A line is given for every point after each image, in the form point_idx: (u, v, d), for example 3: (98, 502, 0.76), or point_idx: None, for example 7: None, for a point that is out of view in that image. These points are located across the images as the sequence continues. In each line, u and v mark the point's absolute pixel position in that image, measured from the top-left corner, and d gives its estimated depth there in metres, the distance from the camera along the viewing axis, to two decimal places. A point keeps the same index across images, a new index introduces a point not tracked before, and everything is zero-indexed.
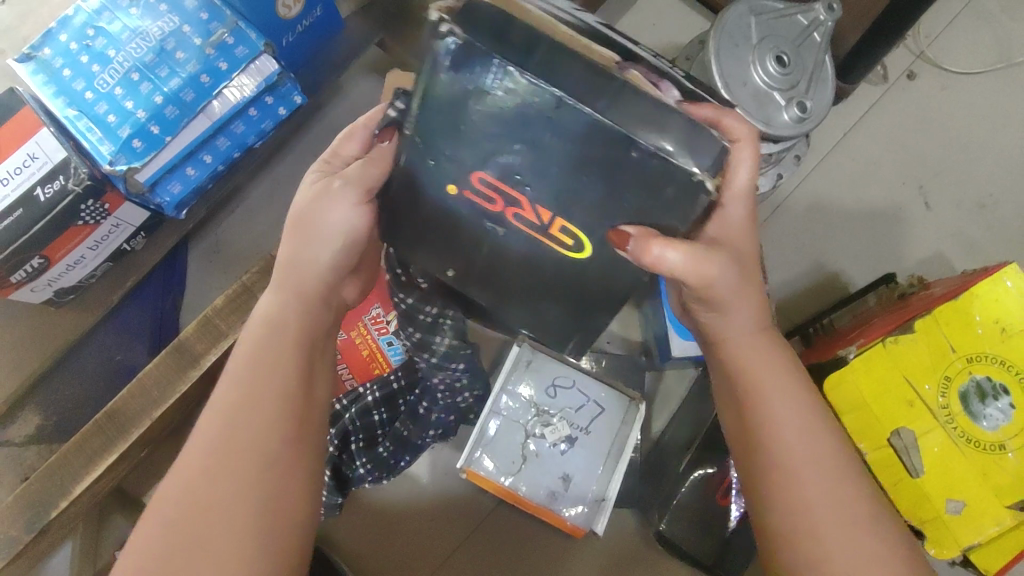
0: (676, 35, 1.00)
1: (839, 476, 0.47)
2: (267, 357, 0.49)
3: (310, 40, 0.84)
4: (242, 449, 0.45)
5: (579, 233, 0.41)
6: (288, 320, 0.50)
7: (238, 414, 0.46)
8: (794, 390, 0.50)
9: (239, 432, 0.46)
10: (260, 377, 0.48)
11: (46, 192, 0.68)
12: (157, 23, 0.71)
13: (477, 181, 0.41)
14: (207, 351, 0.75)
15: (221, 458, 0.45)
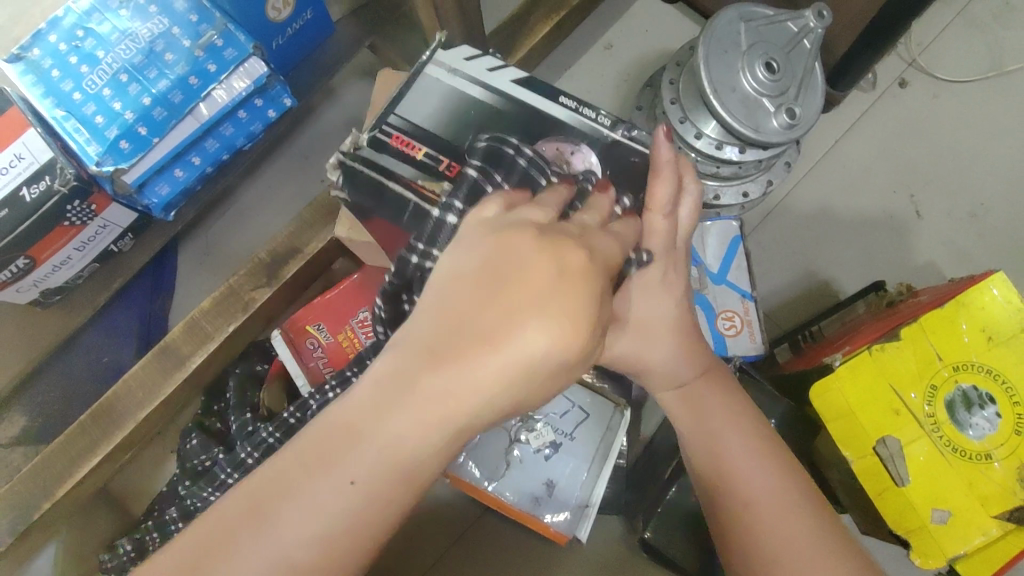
0: (669, 40, 1.00)
1: (790, 508, 0.49)
2: (458, 365, 0.32)
3: (300, 42, 0.84)
4: (322, 508, 0.32)
5: None
6: (427, 332, 0.34)
7: (351, 452, 0.32)
8: (746, 432, 0.53)
9: (300, 458, 0.33)
10: (443, 385, 0.33)
11: (31, 192, 0.68)
12: (146, 24, 0.71)
13: None
14: (193, 354, 0.75)
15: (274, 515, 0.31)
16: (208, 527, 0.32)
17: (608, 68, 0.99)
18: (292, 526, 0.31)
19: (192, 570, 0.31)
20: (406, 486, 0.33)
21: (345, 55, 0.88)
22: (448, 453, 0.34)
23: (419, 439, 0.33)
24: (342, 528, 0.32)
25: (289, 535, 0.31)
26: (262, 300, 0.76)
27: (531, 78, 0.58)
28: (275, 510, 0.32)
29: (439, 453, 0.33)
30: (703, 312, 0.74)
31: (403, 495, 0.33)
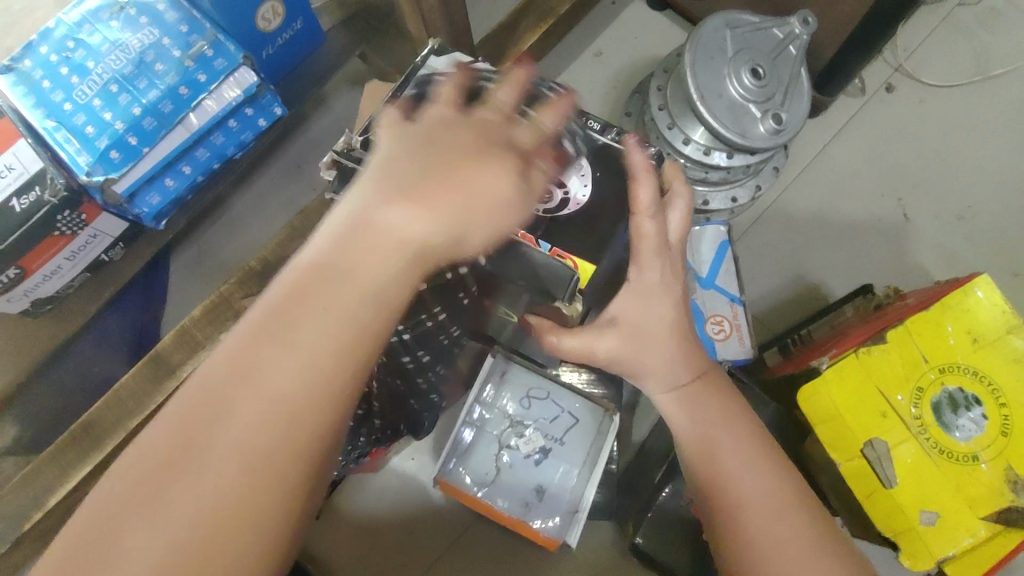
0: (658, 47, 1.01)
1: (781, 505, 0.49)
2: (305, 319, 0.35)
3: (291, 52, 0.85)
4: (293, 353, 0.34)
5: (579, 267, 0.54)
6: (301, 316, 0.35)
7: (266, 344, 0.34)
8: (738, 427, 0.53)
9: (264, 337, 0.35)
10: (291, 329, 0.34)
11: (21, 203, 0.68)
12: (137, 35, 0.71)
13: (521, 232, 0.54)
14: (184, 362, 0.75)
15: (238, 391, 0.33)
16: (189, 412, 0.33)
17: (597, 75, 1.00)
18: (269, 389, 0.34)
19: (171, 463, 0.32)
20: (255, 457, 0.33)
21: (336, 64, 0.89)
22: (391, 301, 0.37)
23: (344, 310, 0.35)
24: (308, 395, 0.34)
25: (246, 406, 0.33)
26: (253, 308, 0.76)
27: (519, 86, 0.59)
28: (229, 406, 0.33)
29: (306, 407, 0.34)
30: (693, 317, 0.74)
31: (335, 369, 0.35)
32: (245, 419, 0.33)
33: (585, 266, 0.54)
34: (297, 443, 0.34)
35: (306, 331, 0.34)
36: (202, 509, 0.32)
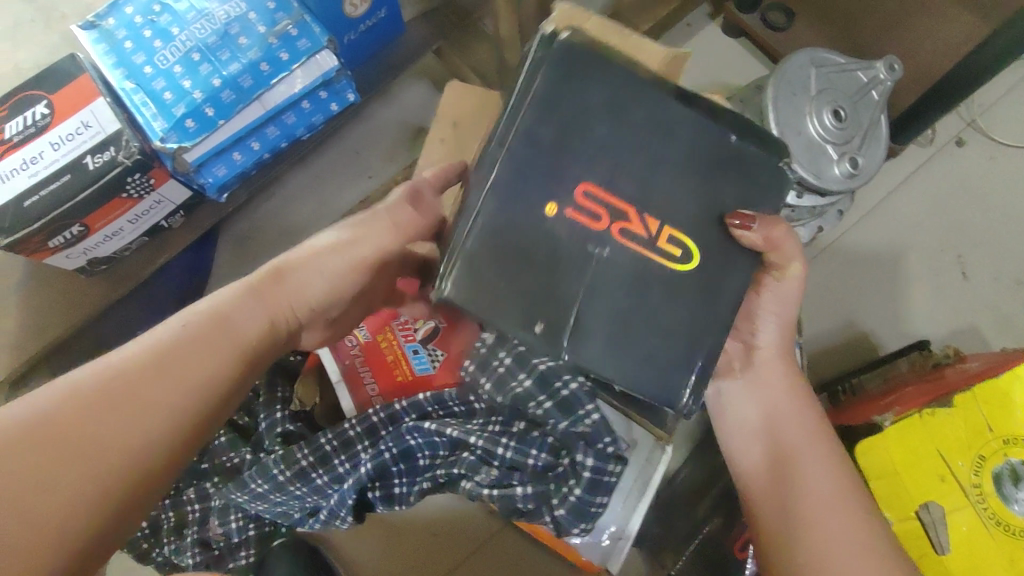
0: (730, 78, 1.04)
1: (844, 520, 0.50)
2: (193, 361, 0.43)
3: (371, 40, 0.83)
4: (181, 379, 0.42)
5: (686, 244, 0.45)
6: (190, 332, 0.44)
7: (179, 364, 0.43)
8: (819, 446, 0.54)
9: (194, 333, 0.44)
10: (192, 357, 0.43)
11: (95, 160, 0.68)
12: (223, 7, 0.73)
13: (589, 199, 0.43)
14: None
15: (136, 407, 0.40)
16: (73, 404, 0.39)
17: None
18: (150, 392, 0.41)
19: (69, 433, 0.38)
20: (138, 445, 0.40)
21: (411, 57, 0.87)
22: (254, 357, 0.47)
23: (253, 320, 0.47)
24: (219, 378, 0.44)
25: (140, 390, 0.41)
26: None
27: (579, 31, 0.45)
28: (121, 412, 0.40)
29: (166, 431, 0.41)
30: None
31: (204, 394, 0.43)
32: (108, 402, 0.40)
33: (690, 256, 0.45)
34: (139, 456, 0.40)
35: (194, 374, 0.43)
36: (48, 465, 0.38)
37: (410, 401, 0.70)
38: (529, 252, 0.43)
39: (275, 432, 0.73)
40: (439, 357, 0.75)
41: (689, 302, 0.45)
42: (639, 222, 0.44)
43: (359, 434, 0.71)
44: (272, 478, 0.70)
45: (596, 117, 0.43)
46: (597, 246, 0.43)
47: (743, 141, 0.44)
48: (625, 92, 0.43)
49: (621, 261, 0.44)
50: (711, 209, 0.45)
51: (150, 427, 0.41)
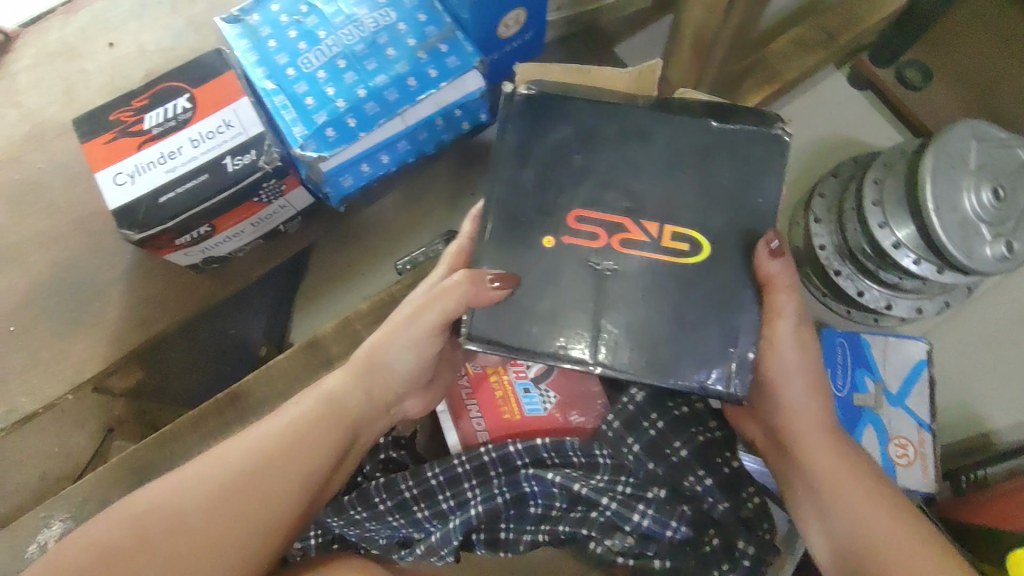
0: (855, 129, 1.00)
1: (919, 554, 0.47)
2: (303, 437, 0.52)
3: (512, 61, 0.80)
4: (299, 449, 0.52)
5: (692, 239, 0.50)
6: (300, 412, 0.54)
7: (292, 441, 0.51)
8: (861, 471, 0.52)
9: (296, 417, 0.53)
10: (300, 434, 0.52)
11: (234, 162, 0.66)
12: (372, 14, 0.71)
13: (582, 221, 0.51)
14: (343, 355, 0.72)
15: (261, 475, 0.49)
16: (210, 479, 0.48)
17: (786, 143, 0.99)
18: (265, 469, 0.50)
19: (203, 504, 0.47)
20: (262, 506, 0.49)
21: None
22: (355, 425, 0.56)
23: (348, 395, 0.55)
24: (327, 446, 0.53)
25: (262, 464, 0.50)
26: None
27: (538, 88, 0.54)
28: (245, 477, 0.49)
29: (286, 497, 0.50)
30: (875, 432, 0.71)
31: (315, 457, 0.52)
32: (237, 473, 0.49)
33: (703, 249, 0.50)
34: (259, 518, 0.48)
35: (307, 447, 0.52)
36: (190, 529, 0.46)
37: (524, 444, 0.68)
38: (537, 285, 0.50)
39: (379, 459, 0.72)
40: (551, 400, 0.73)
41: (704, 288, 0.50)
42: (637, 232, 0.51)
43: (467, 472, 0.68)
44: (373, 507, 0.68)
45: (565, 132, 0.53)
46: (599, 262, 0.50)
47: (722, 125, 0.52)
48: (603, 124, 0.53)
49: (630, 267, 0.50)
50: (715, 203, 0.51)
51: (272, 491, 0.49)
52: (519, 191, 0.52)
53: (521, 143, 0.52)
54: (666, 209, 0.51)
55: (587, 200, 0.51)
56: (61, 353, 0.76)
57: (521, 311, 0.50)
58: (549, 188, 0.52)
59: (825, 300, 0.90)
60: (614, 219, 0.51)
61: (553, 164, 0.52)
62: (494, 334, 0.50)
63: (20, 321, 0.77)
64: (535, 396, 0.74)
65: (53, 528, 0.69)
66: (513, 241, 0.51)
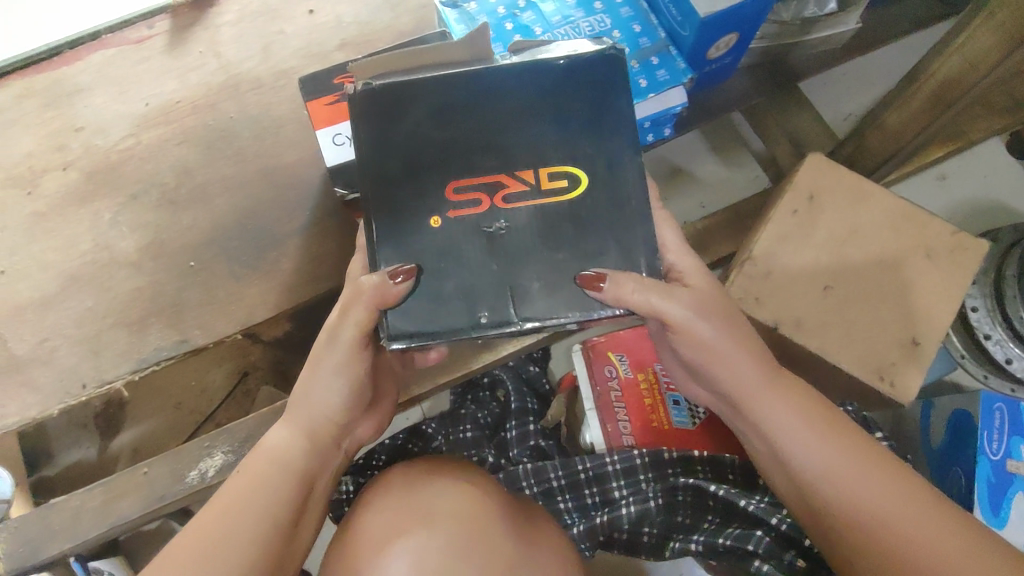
0: (1010, 194, 0.99)
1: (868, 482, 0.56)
2: (258, 491, 0.57)
3: (704, 82, 0.81)
4: (254, 508, 0.56)
5: (555, 179, 0.57)
6: (247, 477, 0.58)
7: (253, 494, 0.56)
8: (814, 415, 0.59)
9: (251, 477, 0.58)
10: (256, 488, 0.57)
11: None
12: (588, 18, 0.75)
13: (461, 193, 0.57)
14: (507, 339, 0.75)
15: (223, 543, 0.53)
16: (182, 560, 0.52)
17: (937, 198, 0.99)
18: (226, 535, 0.54)
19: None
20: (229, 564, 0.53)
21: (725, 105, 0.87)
22: (305, 466, 0.60)
23: (283, 444, 0.60)
24: (285, 496, 0.57)
25: (226, 530, 0.54)
26: None
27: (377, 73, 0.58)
28: (211, 546, 0.53)
29: (253, 551, 0.54)
30: None
31: (276, 499, 0.57)
32: (199, 544, 0.53)
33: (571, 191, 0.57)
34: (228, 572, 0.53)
35: (269, 496, 0.57)
36: None
37: (679, 452, 0.70)
38: (435, 266, 0.56)
39: (527, 444, 0.75)
40: (701, 416, 0.74)
41: (593, 222, 0.57)
42: (513, 183, 0.57)
43: (616, 473, 0.70)
44: (520, 489, 0.70)
45: (415, 108, 0.57)
46: (490, 221, 0.56)
47: (567, 62, 0.58)
48: (444, 94, 0.57)
49: (520, 219, 0.56)
50: (580, 144, 0.57)
51: (233, 551, 0.53)
52: (417, 182, 0.57)
53: (359, 114, 0.57)
54: (536, 160, 0.57)
55: (403, 149, 0.57)
56: (236, 294, 0.80)
57: (435, 287, 0.56)
58: (438, 164, 0.57)
59: (965, 361, 0.89)
60: (488, 183, 0.57)
61: (437, 140, 0.57)
62: (417, 325, 0.55)
63: (201, 258, 0.81)
64: (683, 409, 0.75)
65: (215, 459, 0.72)
66: (398, 217, 0.56)
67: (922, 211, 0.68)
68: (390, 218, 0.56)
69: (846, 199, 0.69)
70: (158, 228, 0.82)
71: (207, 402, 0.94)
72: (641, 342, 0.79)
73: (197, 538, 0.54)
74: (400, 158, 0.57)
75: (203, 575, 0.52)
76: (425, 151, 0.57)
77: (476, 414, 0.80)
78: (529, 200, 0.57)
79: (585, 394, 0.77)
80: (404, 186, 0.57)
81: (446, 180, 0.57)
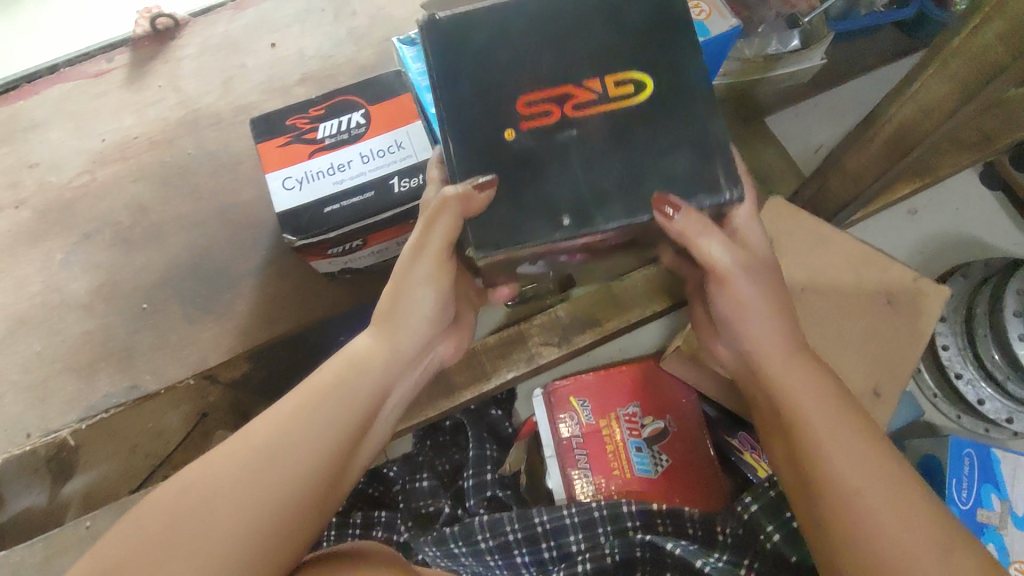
0: (982, 228, 0.98)
1: (844, 441, 0.50)
2: (320, 405, 0.53)
3: None
4: (313, 420, 0.52)
5: (628, 83, 0.50)
6: (313, 387, 0.54)
7: (316, 407, 0.52)
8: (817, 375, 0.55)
9: (237, 466, 0.48)
10: (323, 399, 0.53)
11: (401, 184, 0.67)
12: None
13: (533, 108, 0.50)
14: (465, 385, 0.73)
15: (281, 455, 0.49)
16: (237, 465, 0.48)
17: (908, 232, 0.98)
18: (279, 447, 0.49)
19: (225, 486, 0.47)
20: (286, 477, 0.48)
21: None
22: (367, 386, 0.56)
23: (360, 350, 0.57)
24: (343, 414, 0.53)
25: (278, 438, 0.50)
26: (548, 360, 0.74)
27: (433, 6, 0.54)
28: (279, 451, 0.49)
29: (300, 462, 0.49)
30: (997, 552, 0.69)
31: (334, 409, 0.53)
32: (262, 446, 0.49)
33: (646, 91, 0.50)
34: (281, 482, 0.48)
35: (332, 408, 0.53)
36: (218, 488, 0.46)
37: (638, 505, 0.68)
38: (511, 180, 0.50)
39: (483, 495, 0.73)
40: (663, 464, 0.74)
41: (671, 119, 0.50)
42: (585, 93, 0.50)
43: (574, 526, 0.68)
44: (475, 543, 0.68)
45: (478, 33, 0.51)
46: (564, 131, 0.50)
47: None
48: (503, 16, 0.51)
49: (592, 129, 0.50)
50: (652, 44, 0.51)
51: (293, 459, 0.49)
52: (483, 100, 0.50)
53: (427, 38, 0.51)
54: (605, 70, 0.51)
55: (468, 71, 0.50)
56: (188, 337, 0.78)
57: (516, 189, 0.49)
58: (505, 81, 0.50)
59: (937, 400, 0.88)
60: (559, 93, 0.50)
61: (500, 55, 0.51)
62: (498, 243, 0.49)
63: (154, 300, 0.79)
64: (646, 456, 0.74)
65: None
66: (475, 140, 0.50)
67: (885, 256, 0.66)
68: (462, 136, 0.50)
69: (809, 244, 0.68)
70: (111, 268, 0.80)
71: (165, 443, 0.94)
72: (604, 385, 0.78)
73: (254, 441, 0.49)
74: (464, 79, 0.50)
75: (247, 490, 0.47)
76: (487, 71, 0.50)
77: (434, 461, 0.80)
78: (607, 103, 0.50)
79: (546, 441, 0.76)
80: (472, 108, 0.50)
81: (511, 96, 0.50)
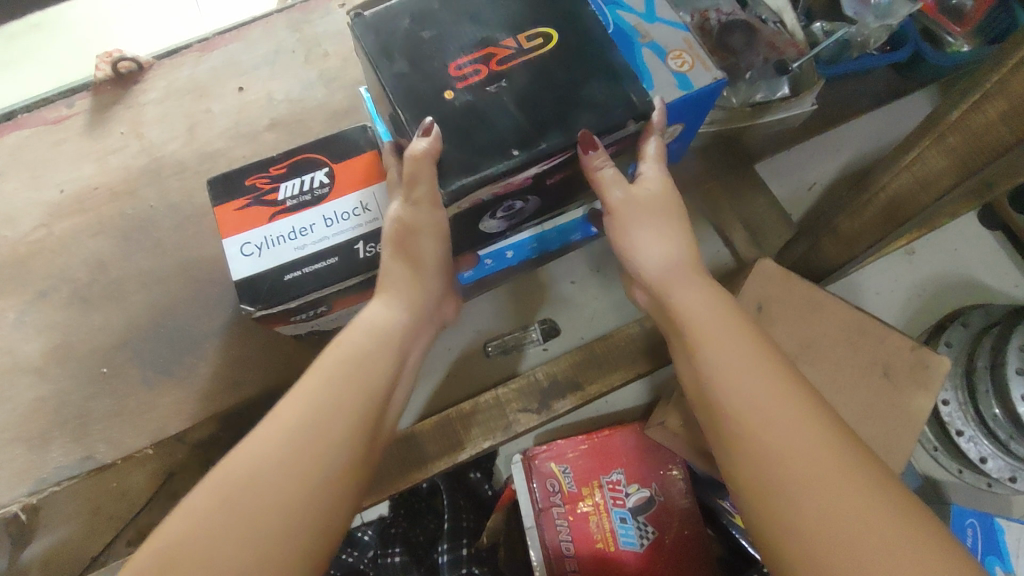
0: (981, 270, 0.95)
1: (754, 378, 0.44)
2: (355, 371, 0.48)
3: None
4: (349, 385, 0.47)
5: (538, 34, 0.54)
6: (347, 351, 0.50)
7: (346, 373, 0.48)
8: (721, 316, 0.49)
9: (268, 449, 0.42)
10: (356, 363, 0.49)
11: (366, 249, 0.63)
12: None
13: (465, 68, 0.52)
14: (439, 455, 0.69)
15: (321, 427, 0.44)
16: (282, 434, 0.43)
17: (905, 274, 0.94)
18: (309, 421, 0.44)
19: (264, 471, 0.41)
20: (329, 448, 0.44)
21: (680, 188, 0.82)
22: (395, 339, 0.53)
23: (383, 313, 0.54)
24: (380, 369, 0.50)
25: (319, 405, 0.45)
26: (526, 427, 0.70)
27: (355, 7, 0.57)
28: (314, 427, 0.44)
29: (341, 427, 0.45)
30: None
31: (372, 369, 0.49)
32: (299, 412, 0.44)
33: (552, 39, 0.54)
34: (326, 446, 0.43)
35: (367, 370, 0.49)
36: (259, 470, 0.41)
37: None
38: (461, 127, 0.51)
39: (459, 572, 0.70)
40: (649, 537, 0.70)
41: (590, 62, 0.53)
42: (505, 47, 0.53)
43: None
44: None
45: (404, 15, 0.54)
46: (495, 83, 0.52)
47: None
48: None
49: (520, 77, 0.52)
50: (553, 10, 0.55)
51: (335, 425, 0.44)
52: (418, 68, 0.52)
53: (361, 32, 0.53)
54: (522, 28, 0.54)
55: (397, 45, 0.53)
56: (148, 403, 0.74)
57: (469, 132, 0.51)
58: (435, 56, 0.53)
59: (936, 453, 0.84)
60: (481, 52, 0.53)
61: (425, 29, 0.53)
62: (465, 176, 0.50)
63: (112, 363, 0.75)
64: (631, 528, 0.71)
65: None
66: (414, 98, 0.52)
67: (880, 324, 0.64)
68: (407, 99, 0.52)
69: (800, 310, 0.65)
70: (67, 330, 0.76)
71: (131, 503, 0.90)
72: (587, 452, 0.74)
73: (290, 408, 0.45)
74: (400, 55, 0.52)
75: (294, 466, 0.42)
76: (417, 44, 0.53)
77: (408, 532, 0.76)
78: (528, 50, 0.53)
79: (526, 511, 0.72)
80: (410, 79, 0.52)
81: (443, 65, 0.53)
